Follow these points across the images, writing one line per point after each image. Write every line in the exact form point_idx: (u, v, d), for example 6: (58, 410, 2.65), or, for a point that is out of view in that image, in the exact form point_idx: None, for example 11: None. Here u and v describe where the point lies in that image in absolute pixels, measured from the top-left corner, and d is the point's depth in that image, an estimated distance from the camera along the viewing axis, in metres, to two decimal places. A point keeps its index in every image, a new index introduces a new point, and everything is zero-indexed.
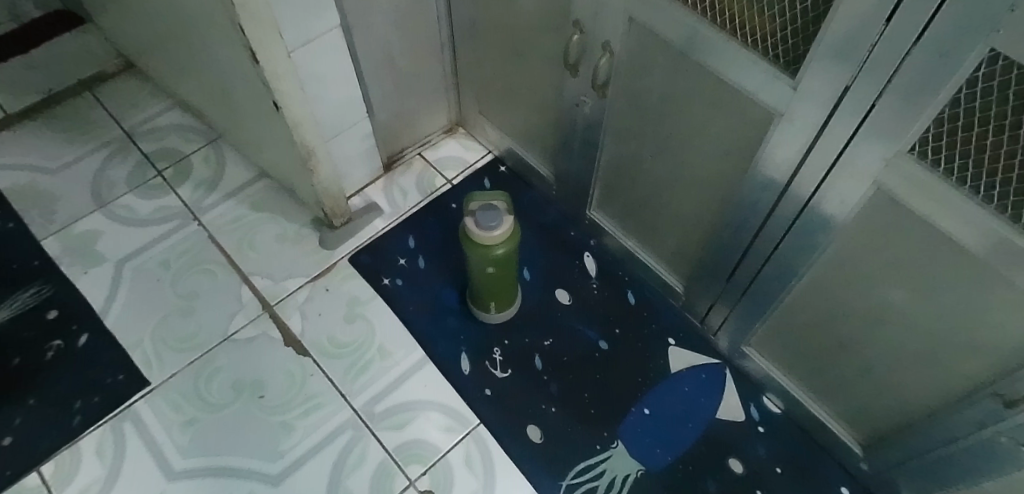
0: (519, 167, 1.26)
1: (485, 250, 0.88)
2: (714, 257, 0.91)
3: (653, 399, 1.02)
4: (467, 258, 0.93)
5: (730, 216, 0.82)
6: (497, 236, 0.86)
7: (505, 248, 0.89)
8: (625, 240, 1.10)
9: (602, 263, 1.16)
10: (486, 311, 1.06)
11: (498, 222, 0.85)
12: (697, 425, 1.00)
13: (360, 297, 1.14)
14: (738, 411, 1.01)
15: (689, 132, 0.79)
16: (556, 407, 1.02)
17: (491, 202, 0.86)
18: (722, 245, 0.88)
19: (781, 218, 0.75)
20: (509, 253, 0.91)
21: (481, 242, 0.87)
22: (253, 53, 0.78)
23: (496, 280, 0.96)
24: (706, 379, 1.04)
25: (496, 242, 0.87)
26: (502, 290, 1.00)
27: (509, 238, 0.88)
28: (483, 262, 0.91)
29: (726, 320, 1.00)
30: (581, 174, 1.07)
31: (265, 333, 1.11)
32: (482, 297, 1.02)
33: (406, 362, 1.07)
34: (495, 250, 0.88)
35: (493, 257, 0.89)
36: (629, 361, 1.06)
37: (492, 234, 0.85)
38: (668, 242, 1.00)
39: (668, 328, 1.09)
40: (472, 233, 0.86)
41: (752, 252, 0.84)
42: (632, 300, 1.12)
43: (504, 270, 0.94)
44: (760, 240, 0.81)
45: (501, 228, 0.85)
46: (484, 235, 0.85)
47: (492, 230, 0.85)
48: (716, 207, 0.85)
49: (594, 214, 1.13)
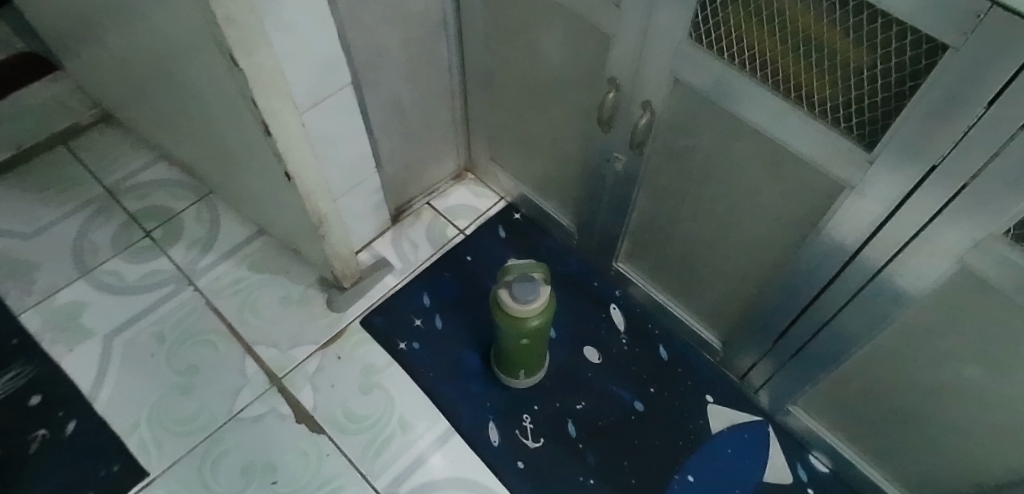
0: (536, 214, 1.20)
1: (521, 324, 0.82)
2: (758, 317, 0.87)
3: (695, 464, 0.97)
4: (499, 330, 0.87)
5: (776, 280, 0.79)
6: (533, 309, 0.80)
7: (539, 319, 0.83)
8: (657, 294, 1.05)
9: (630, 315, 1.11)
10: (515, 377, 1.01)
11: (535, 294, 0.79)
12: (744, 490, 0.95)
13: (375, 364, 1.07)
14: (785, 473, 0.96)
15: (737, 198, 0.75)
16: (593, 479, 0.96)
17: (529, 272, 0.81)
18: (769, 308, 0.83)
19: (845, 287, 0.71)
20: (546, 325, 0.85)
21: (517, 314, 0.81)
22: (266, 126, 0.73)
23: (528, 351, 0.90)
24: (749, 438, 0.99)
25: (532, 315, 0.82)
26: (537, 357, 0.94)
27: (546, 308, 0.83)
28: (520, 336, 0.85)
29: (769, 379, 0.95)
30: (608, 226, 1.02)
31: (274, 409, 1.03)
32: (515, 364, 0.96)
33: (430, 436, 1.00)
34: (531, 323, 0.83)
35: (529, 331, 0.84)
36: (667, 423, 1.01)
37: (528, 307, 0.80)
38: (704, 297, 0.96)
39: (705, 383, 1.05)
40: (506, 306, 0.81)
41: (806, 315, 0.79)
42: (665, 355, 1.07)
43: (538, 341, 0.89)
44: (816, 305, 0.76)
45: (539, 300, 0.80)
46: (520, 308, 0.80)
47: (529, 302, 0.79)
48: (765, 271, 0.80)
49: (621, 266, 1.08)
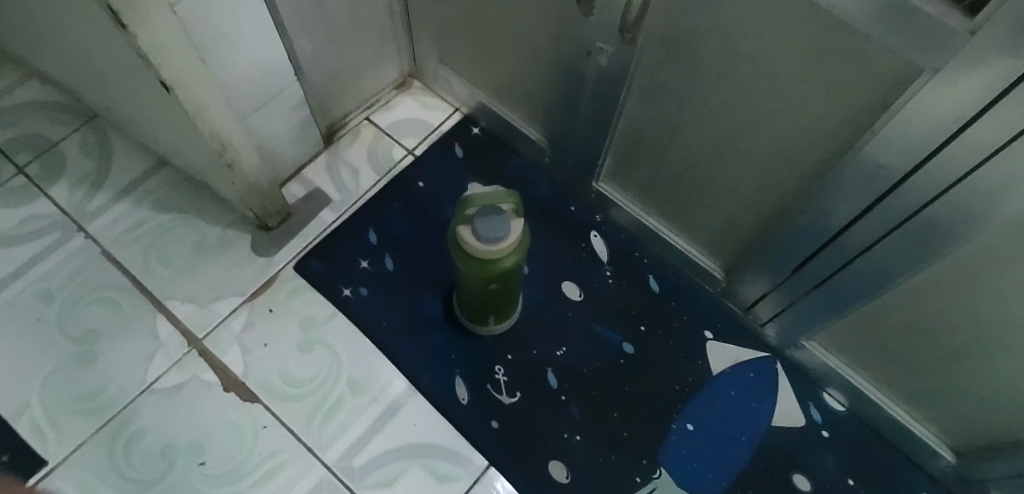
0: (499, 128, 1.00)
1: (489, 266, 0.67)
2: (777, 240, 0.73)
3: (695, 411, 0.85)
4: (463, 271, 0.72)
5: (810, 195, 0.64)
6: (504, 250, 0.64)
7: (513, 259, 0.67)
8: (646, 218, 0.89)
9: (614, 243, 0.95)
10: (483, 324, 0.86)
11: (506, 232, 0.63)
12: (750, 437, 0.84)
13: (316, 316, 0.89)
14: (795, 415, 0.86)
15: (771, 92, 0.58)
16: (581, 435, 0.83)
17: (495, 204, 0.63)
18: (794, 228, 0.69)
19: (902, 205, 0.55)
20: (519, 264, 0.70)
21: (483, 256, 0.65)
22: (117, 17, 0.52)
23: (499, 290, 0.76)
24: (755, 378, 0.88)
25: (502, 256, 0.66)
26: (507, 298, 0.80)
27: (518, 246, 0.68)
28: (488, 278, 0.70)
29: (784, 312, 0.82)
30: (590, 138, 0.84)
31: (196, 376, 0.85)
32: (482, 309, 0.82)
33: (385, 397, 0.85)
34: (502, 263, 0.67)
35: (500, 272, 0.69)
36: (661, 366, 0.88)
37: (499, 248, 0.64)
38: (707, 219, 0.81)
39: (703, 318, 0.91)
40: (471, 249, 0.64)
41: (838, 241, 0.65)
42: (656, 288, 0.92)
43: (509, 281, 0.74)
44: (857, 226, 0.61)
45: (510, 238, 0.63)
46: (487, 251, 0.64)
47: (498, 243, 0.63)
48: (798, 181, 0.65)
49: (603, 187, 0.91)
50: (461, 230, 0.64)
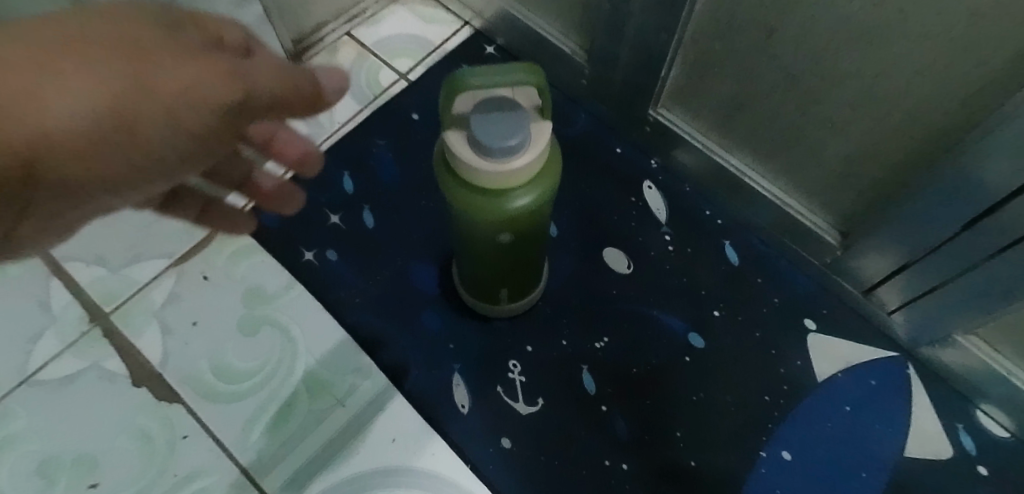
0: (522, 45, 0.75)
1: (492, 200, 0.42)
2: (935, 185, 0.47)
3: (791, 434, 0.60)
4: (456, 211, 0.47)
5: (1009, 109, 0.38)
6: (516, 176, 0.39)
7: (531, 195, 0.43)
8: (724, 159, 0.63)
9: (675, 198, 0.70)
10: (490, 301, 0.62)
11: (522, 143, 0.38)
12: (874, 474, 0.59)
13: (266, 286, 0.65)
14: (939, 444, 0.60)
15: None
16: (627, 464, 0.59)
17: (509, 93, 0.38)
18: (967, 165, 0.43)
19: None
20: (541, 204, 0.45)
21: (484, 183, 0.40)
22: None
23: (508, 247, 0.51)
24: (878, 389, 0.62)
25: (513, 186, 0.41)
26: (523, 258, 0.55)
27: (540, 173, 0.42)
28: (494, 223, 0.46)
29: (932, 292, 0.56)
30: (650, 40, 0.58)
31: (97, 364, 0.61)
32: (487, 275, 0.57)
33: (355, 401, 0.61)
34: (514, 199, 0.42)
35: (510, 215, 0.44)
36: (742, 367, 0.63)
37: (508, 171, 0.39)
38: (820, 155, 0.55)
39: (801, 301, 0.65)
40: (464, 168, 0.40)
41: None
42: (734, 258, 0.67)
43: (527, 233, 0.50)
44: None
45: (528, 155, 0.39)
46: (490, 173, 0.39)
47: (507, 161, 0.38)
48: (997, 79, 0.39)
49: (662, 114, 0.65)
50: (451, 137, 0.39)
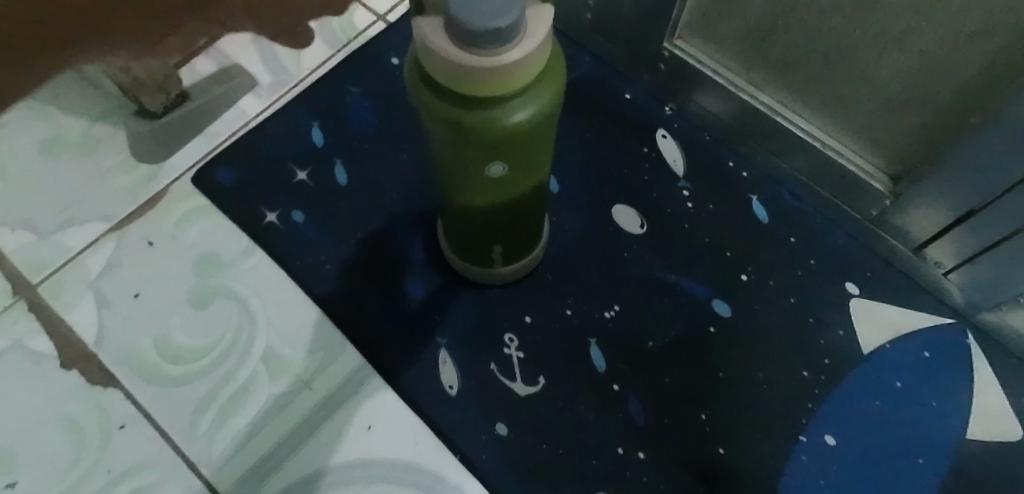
0: None
1: (478, 112, 0.33)
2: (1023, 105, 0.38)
3: (835, 415, 0.52)
4: (433, 137, 0.38)
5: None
6: (510, 74, 0.31)
7: (528, 110, 0.34)
8: (753, 96, 0.55)
9: (693, 148, 0.61)
10: (481, 263, 0.53)
11: (517, 26, 0.29)
12: (933, 461, 0.50)
13: (221, 252, 0.56)
14: (1007, 424, 0.51)
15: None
16: (643, 452, 0.50)
17: None
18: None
19: None
20: (540, 127, 0.36)
21: (469, 87, 0.32)
22: None
23: (498, 190, 0.42)
24: (932, 362, 0.53)
25: (505, 91, 0.32)
26: (516, 212, 0.46)
27: (538, 80, 0.34)
28: (482, 152, 0.37)
29: (1000, 245, 0.47)
30: None
31: (20, 344, 0.52)
32: (474, 232, 0.48)
33: (324, 382, 0.52)
34: (508, 113, 0.34)
35: (502, 136, 0.35)
36: (775, 339, 0.54)
37: (498, 63, 0.30)
38: (871, 80, 0.46)
39: (840, 263, 0.56)
40: (442, 63, 0.31)
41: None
42: (763, 216, 0.58)
43: (522, 172, 0.41)
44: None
45: (524, 46, 0.30)
46: (477, 67, 0.30)
47: (499, 50, 0.29)
48: None
49: (681, 47, 0.56)
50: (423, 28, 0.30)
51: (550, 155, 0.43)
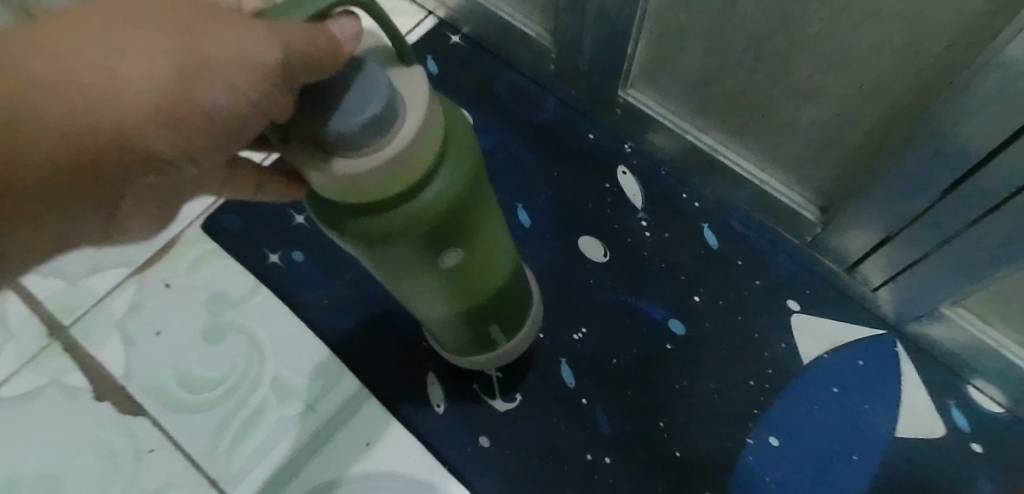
0: (488, 30, 0.71)
1: (395, 209, 0.31)
2: (906, 153, 0.45)
3: (779, 419, 0.58)
4: (365, 256, 0.36)
5: (970, 72, 0.36)
6: (413, 155, 0.28)
7: (443, 181, 0.32)
8: (697, 138, 0.61)
9: (651, 181, 0.67)
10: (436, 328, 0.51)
11: (395, 106, 0.26)
12: (866, 458, 0.57)
13: (230, 292, 0.63)
14: (931, 422, 0.58)
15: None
16: (609, 458, 0.57)
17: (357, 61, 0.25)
18: (957, 125, 0.39)
19: None
20: (468, 192, 0.35)
21: (375, 197, 0.29)
22: None
23: (442, 277, 0.40)
24: (865, 369, 0.60)
25: (415, 176, 0.30)
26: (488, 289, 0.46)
27: (443, 149, 0.32)
28: (429, 250, 0.36)
29: (914, 266, 0.54)
30: (614, 18, 0.55)
31: (57, 379, 0.59)
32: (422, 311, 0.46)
33: (327, 406, 0.59)
34: (419, 195, 0.31)
35: (423, 222, 0.33)
36: (725, 353, 0.61)
37: (394, 154, 0.27)
38: (796, 126, 0.52)
39: (783, 282, 0.63)
40: (334, 194, 0.29)
41: (1006, 158, 0.38)
42: (714, 241, 0.65)
43: (475, 249, 0.40)
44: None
45: (407, 121, 0.27)
46: (371, 168, 0.27)
47: (386, 138, 0.26)
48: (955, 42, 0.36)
49: (633, 97, 0.63)
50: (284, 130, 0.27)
51: (496, 217, 0.42)
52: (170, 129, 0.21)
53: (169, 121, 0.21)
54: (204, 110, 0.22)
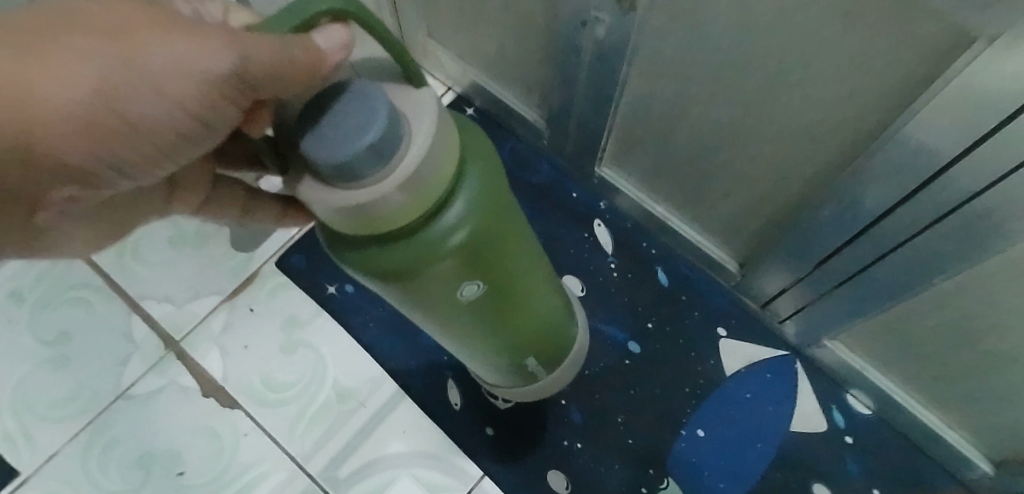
0: (496, 108, 0.90)
1: (418, 234, 0.36)
2: (791, 236, 0.66)
3: (706, 416, 0.79)
4: (393, 287, 0.42)
5: (824, 198, 0.57)
6: (423, 177, 0.32)
7: (463, 201, 0.37)
8: (652, 206, 0.81)
9: (619, 232, 0.87)
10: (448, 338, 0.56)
11: (401, 130, 0.30)
12: (767, 445, 0.78)
13: (298, 316, 0.83)
14: (817, 420, 0.79)
15: (789, 38, 0.45)
16: (581, 443, 0.79)
17: (363, 91, 0.29)
18: (820, 225, 0.60)
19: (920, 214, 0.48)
20: (487, 210, 0.39)
21: (388, 227, 0.34)
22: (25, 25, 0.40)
23: (456, 301, 0.46)
24: (772, 380, 0.81)
25: (430, 197, 0.34)
26: (513, 319, 0.54)
27: (461, 171, 0.37)
28: (454, 276, 0.41)
29: (804, 309, 0.74)
30: (591, 123, 0.75)
31: (174, 381, 0.80)
32: (440, 327, 0.52)
33: (374, 402, 0.80)
34: (437, 218, 0.36)
35: (442, 242, 0.37)
36: (669, 367, 0.81)
37: (400, 175, 0.31)
38: (720, 208, 0.72)
39: (716, 313, 0.84)
40: (345, 221, 0.33)
41: (850, 249, 0.60)
42: (665, 280, 0.85)
43: (496, 275, 0.45)
44: (879, 228, 0.53)
45: (412, 146, 0.31)
46: (376, 189, 0.31)
47: (392, 159, 0.30)
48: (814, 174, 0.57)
49: (605, 171, 0.83)
50: (218, 134, 0.36)
51: (518, 247, 0.47)
52: (85, 131, 0.32)
53: (96, 123, 0.32)
54: (119, 116, 0.32)
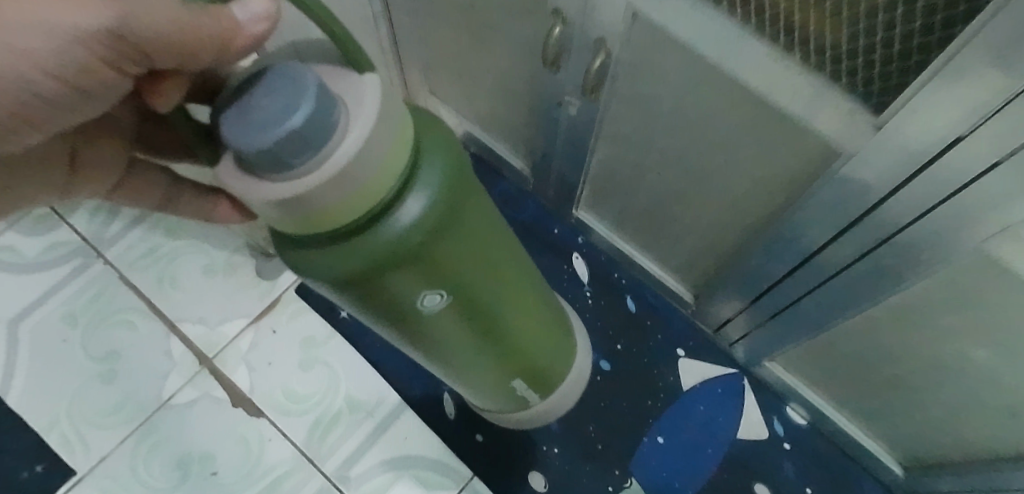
0: (488, 154, 1.03)
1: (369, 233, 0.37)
2: (729, 276, 0.79)
3: (665, 425, 0.93)
4: (356, 291, 0.43)
5: (749, 249, 0.71)
6: (362, 171, 0.32)
7: (417, 202, 0.38)
8: (621, 244, 0.95)
9: (594, 264, 1.01)
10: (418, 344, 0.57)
11: (337, 119, 0.31)
12: (717, 449, 0.91)
13: (315, 336, 0.96)
14: (760, 428, 0.93)
15: (710, 114, 0.56)
16: (558, 448, 0.92)
17: (291, 71, 0.30)
18: (746, 269, 0.74)
19: (820, 265, 0.62)
20: (444, 209, 0.40)
21: (333, 225, 0.35)
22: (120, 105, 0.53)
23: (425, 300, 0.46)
24: (722, 394, 0.94)
25: (377, 193, 0.35)
26: (487, 324, 0.56)
27: (413, 170, 0.38)
28: (409, 281, 0.43)
29: (747, 334, 0.88)
30: (568, 176, 0.88)
31: (208, 393, 0.93)
32: (408, 333, 0.53)
33: (380, 412, 0.93)
34: (388, 219, 0.37)
35: (393, 241, 0.38)
36: (635, 382, 0.95)
37: (335, 169, 0.31)
38: (675, 249, 0.86)
39: (675, 336, 0.97)
40: (284, 215, 0.34)
41: (774, 288, 0.73)
42: (632, 307, 0.98)
43: (459, 282, 0.46)
44: (795, 275, 0.67)
45: (349, 131, 0.31)
46: (311, 183, 0.31)
47: (326, 152, 0.31)
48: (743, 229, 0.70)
49: (581, 213, 0.96)
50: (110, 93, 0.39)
51: (484, 253, 0.48)
52: None
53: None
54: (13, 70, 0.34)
